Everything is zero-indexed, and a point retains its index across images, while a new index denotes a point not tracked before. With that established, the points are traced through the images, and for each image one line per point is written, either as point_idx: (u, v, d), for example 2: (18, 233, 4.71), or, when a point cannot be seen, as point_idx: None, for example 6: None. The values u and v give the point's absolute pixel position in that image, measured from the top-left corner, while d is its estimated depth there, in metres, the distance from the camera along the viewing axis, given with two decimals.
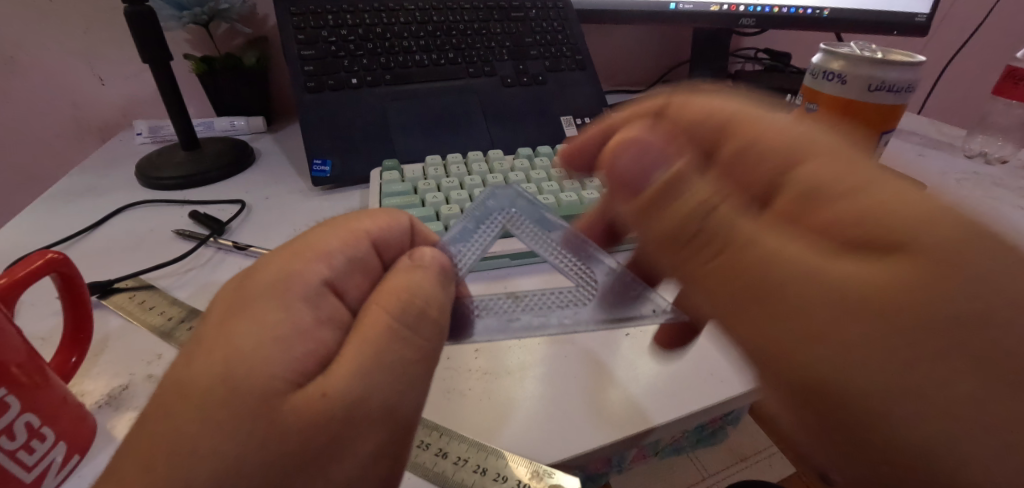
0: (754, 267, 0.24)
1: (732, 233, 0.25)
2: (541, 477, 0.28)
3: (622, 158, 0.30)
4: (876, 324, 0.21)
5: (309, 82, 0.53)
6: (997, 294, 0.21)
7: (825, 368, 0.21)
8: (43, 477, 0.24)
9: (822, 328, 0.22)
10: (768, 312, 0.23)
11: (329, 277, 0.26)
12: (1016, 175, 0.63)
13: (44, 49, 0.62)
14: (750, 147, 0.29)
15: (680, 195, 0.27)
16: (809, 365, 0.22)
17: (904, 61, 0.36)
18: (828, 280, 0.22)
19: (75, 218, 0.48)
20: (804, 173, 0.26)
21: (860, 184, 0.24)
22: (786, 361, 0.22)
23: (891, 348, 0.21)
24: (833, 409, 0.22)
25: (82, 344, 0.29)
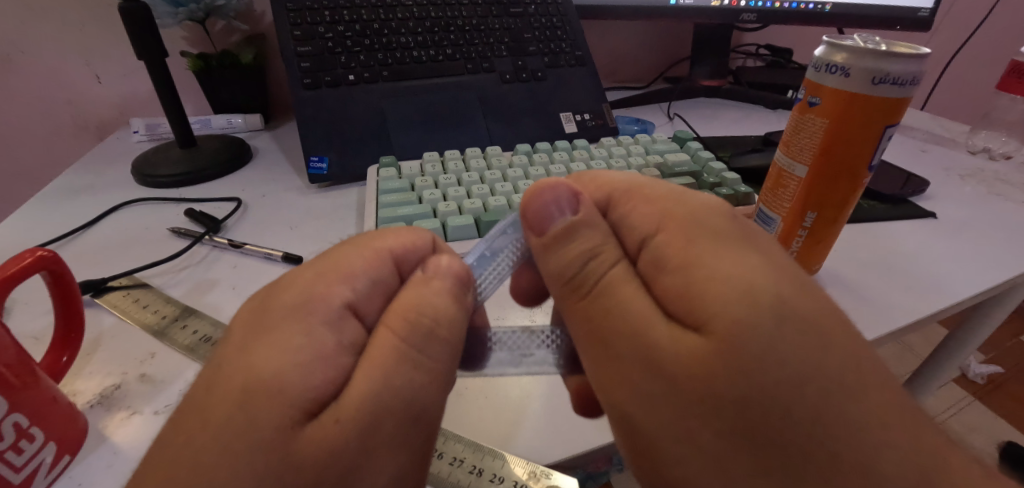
0: (586, 333, 0.24)
1: (576, 297, 0.24)
2: (539, 477, 0.27)
3: (533, 201, 0.25)
4: (662, 403, 0.21)
5: (305, 79, 0.53)
6: (799, 388, 0.19)
7: (628, 426, 0.23)
8: (32, 478, 0.24)
9: (623, 397, 0.22)
10: (595, 371, 0.24)
11: (351, 300, 0.25)
12: (1020, 171, 0.62)
13: (40, 46, 0.61)
14: (628, 213, 0.25)
15: (571, 244, 0.24)
16: (618, 418, 0.23)
17: (911, 51, 0.31)
18: (630, 357, 0.22)
19: (73, 215, 0.48)
20: (663, 242, 0.23)
21: (697, 258, 0.21)
22: (610, 410, 0.23)
23: (674, 426, 0.21)
24: (641, 455, 0.23)
25: (73, 343, 0.29)
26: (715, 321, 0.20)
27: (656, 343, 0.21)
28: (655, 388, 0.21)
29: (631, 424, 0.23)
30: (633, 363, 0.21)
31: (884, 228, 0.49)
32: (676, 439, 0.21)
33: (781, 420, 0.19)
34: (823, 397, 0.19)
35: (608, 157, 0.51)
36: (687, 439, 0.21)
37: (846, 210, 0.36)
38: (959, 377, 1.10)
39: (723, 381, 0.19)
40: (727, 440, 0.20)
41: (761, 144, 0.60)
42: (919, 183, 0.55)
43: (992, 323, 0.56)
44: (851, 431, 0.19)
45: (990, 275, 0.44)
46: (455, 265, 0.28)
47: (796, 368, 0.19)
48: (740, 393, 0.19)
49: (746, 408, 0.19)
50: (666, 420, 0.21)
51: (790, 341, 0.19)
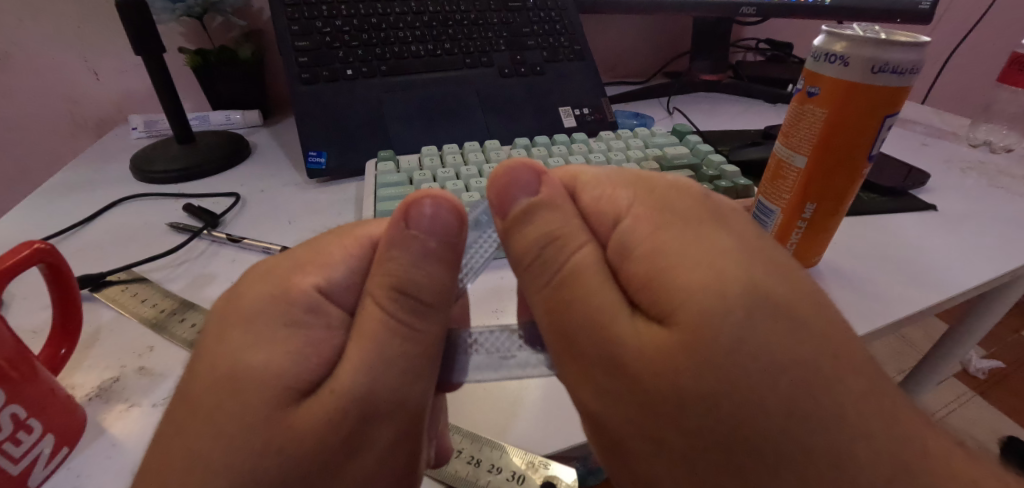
0: (549, 326, 0.23)
1: (536, 287, 0.23)
2: (536, 468, 0.29)
3: (501, 176, 0.24)
4: (628, 401, 0.20)
5: (303, 74, 0.52)
6: (767, 381, 0.19)
7: (596, 422, 0.22)
8: (31, 470, 0.24)
9: (591, 393, 0.22)
10: (562, 367, 0.23)
11: (325, 283, 0.24)
12: (1021, 164, 0.62)
13: (37, 43, 0.61)
14: (595, 201, 0.24)
15: (530, 226, 0.24)
16: (587, 414, 0.23)
17: (911, 39, 0.30)
18: (596, 355, 0.21)
19: (73, 211, 0.48)
20: (629, 226, 0.22)
21: (665, 244, 0.21)
22: (580, 405, 0.23)
23: (641, 424, 0.20)
24: (613, 451, 0.23)
25: (72, 335, 0.29)
26: (680, 315, 0.19)
27: (622, 338, 0.20)
28: (621, 386, 0.21)
29: (601, 422, 0.22)
30: (599, 361, 0.21)
31: (886, 220, 0.49)
32: (644, 433, 0.21)
33: (755, 405, 0.19)
34: (792, 386, 0.19)
35: (607, 150, 0.51)
36: (654, 435, 0.20)
37: (844, 201, 0.36)
38: (960, 372, 1.10)
39: (693, 365, 0.19)
40: (700, 427, 0.19)
41: (761, 137, 0.59)
42: (921, 176, 0.55)
43: (993, 318, 0.56)
44: (820, 413, 0.19)
45: (990, 266, 0.44)
46: (442, 205, 0.24)
47: (765, 347, 0.19)
48: (712, 379, 0.19)
49: (719, 394, 0.19)
50: (633, 417, 0.21)
51: (755, 332, 0.19)
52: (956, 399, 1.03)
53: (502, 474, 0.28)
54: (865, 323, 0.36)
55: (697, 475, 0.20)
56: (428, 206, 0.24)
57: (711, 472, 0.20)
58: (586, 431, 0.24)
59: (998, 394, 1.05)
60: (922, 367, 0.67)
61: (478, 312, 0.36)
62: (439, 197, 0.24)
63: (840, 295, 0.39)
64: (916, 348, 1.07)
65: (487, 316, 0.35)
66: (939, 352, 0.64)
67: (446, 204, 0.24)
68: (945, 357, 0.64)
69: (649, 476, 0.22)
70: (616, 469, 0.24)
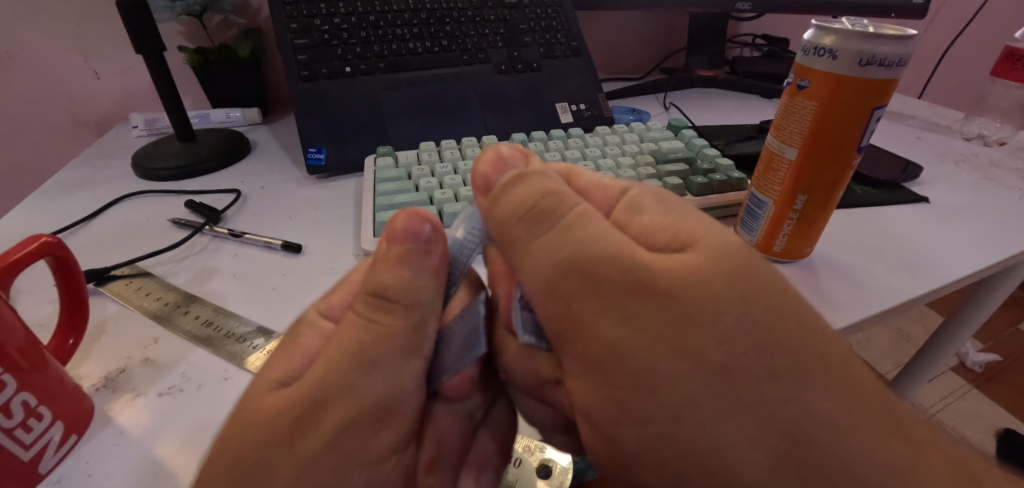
0: (544, 285, 0.22)
1: (526, 248, 0.23)
2: (534, 450, 0.33)
3: (481, 163, 0.25)
4: (659, 321, 0.20)
5: (303, 71, 0.53)
6: (787, 312, 0.20)
7: (615, 362, 0.20)
8: (41, 456, 0.24)
9: (612, 324, 0.21)
10: (564, 317, 0.22)
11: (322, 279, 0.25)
12: (1014, 157, 0.63)
13: (39, 43, 0.62)
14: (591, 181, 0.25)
15: (519, 187, 0.23)
16: (598, 360, 0.21)
17: (899, 32, 0.31)
18: (620, 282, 0.21)
19: (76, 208, 0.49)
20: (638, 197, 0.24)
21: (678, 219, 0.23)
22: (585, 356, 0.21)
23: (676, 346, 0.20)
24: (627, 403, 0.21)
25: (79, 327, 0.30)
26: (697, 242, 0.22)
27: (646, 265, 0.21)
28: (651, 306, 0.20)
29: (616, 359, 0.20)
30: (622, 285, 0.20)
31: (880, 212, 0.50)
32: (673, 363, 0.20)
33: (778, 329, 0.20)
34: (804, 322, 0.21)
35: (603, 145, 0.51)
36: (689, 358, 0.20)
37: (839, 188, 0.37)
38: (957, 365, 1.11)
39: (719, 287, 0.20)
40: (732, 348, 0.19)
41: (757, 131, 0.60)
42: (915, 169, 0.55)
43: (988, 311, 0.57)
44: (831, 353, 0.20)
45: (982, 257, 0.44)
46: (417, 221, 0.24)
47: (775, 285, 0.21)
48: (740, 298, 0.20)
49: (748, 311, 0.20)
50: (661, 336, 0.20)
51: (765, 267, 0.21)
52: (953, 393, 1.04)
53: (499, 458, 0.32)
54: (856, 312, 0.37)
55: (730, 396, 0.19)
56: (403, 221, 0.24)
57: (745, 385, 0.19)
58: (582, 398, 0.22)
59: (994, 387, 1.06)
60: (914, 361, 0.68)
61: None
62: (424, 218, 0.25)
63: (831, 284, 0.40)
64: (913, 342, 1.08)
65: None
66: (931, 346, 0.65)
67: (428, 225, 0.24)
68: (937, 353, 0.64)
69: (675, 419, 0.20)
70: (621, 435, 0.21)
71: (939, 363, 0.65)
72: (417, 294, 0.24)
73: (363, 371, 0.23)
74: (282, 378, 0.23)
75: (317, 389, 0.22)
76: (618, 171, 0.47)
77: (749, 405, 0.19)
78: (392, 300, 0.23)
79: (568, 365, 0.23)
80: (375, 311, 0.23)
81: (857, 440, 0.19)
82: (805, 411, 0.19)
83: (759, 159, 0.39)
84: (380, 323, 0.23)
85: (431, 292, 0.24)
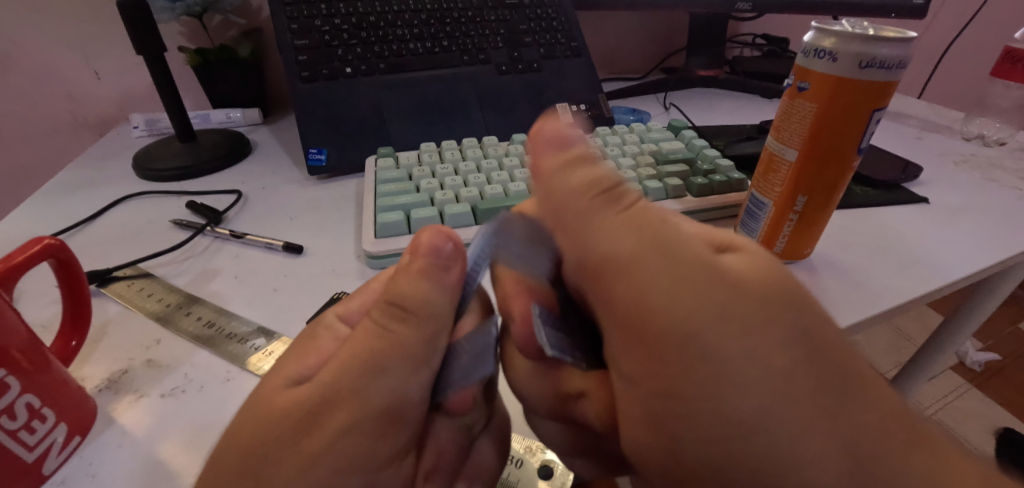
0: (608, 269, 0.20)
1: (588, 229, 0.21)
2: (534, 452, 0.31)
3: (544, 129, 0.22)
4: (735, 315, 0.18)
5: (303, 72, 0.53)
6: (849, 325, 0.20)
7: (687, 358, 0.18)
8: (45, 457, 0.25)
9: (688, 316, 0.18)
10: (630, 304, 0.19)
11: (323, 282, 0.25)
12: (1013, 157, 0.63)
13: (40, 44, 0.62)
14: None
15: (585, 169, 0.22)
16: (663, 358, 0.19)
17: (898, 35, 0.31)
18: (691, 270, 0.19)
19: (77, 209, 0.49)
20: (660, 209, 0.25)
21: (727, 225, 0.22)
22: (648, 350, 0.19)
23: (755, 345, 0.18)
24: (693, 409, 0.18)
25: (82, 329, 0.30)
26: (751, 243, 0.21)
27: (713, 258, 0.19)
28: (726, 299, 0.18)
29: (687, 354, 0.18)
30: (696, 272, 0.19)
31: (879, 213, 0.50)
32: (750, 364, 0.18)
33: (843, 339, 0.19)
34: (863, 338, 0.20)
35: (603, 146, 0.51)
36: (768, 362, 0.18)
37: (837, 194, 0.37)
38: (957, 365, 1.11)
39: (790, 289, 0.19)
40: (807, 353, 0.18)
41: (756, 131, 0.60)
42: (915, 170, 0.55)
43: (987, 311, 0.57)
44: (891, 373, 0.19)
45: (982, 257, 0.44)
46: (442, 239, 0.25)
47: None
48: (810, 302, 0.19)
49: (817, 317, 0.19)
50: (740, 331, 0.18)
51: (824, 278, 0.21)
52: (952, 392, 1.04)
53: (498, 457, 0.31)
54: (856, 313, 0.37)
55: (806, 405, 0.17)
56: (427, 239, 0.25)
57: (819, 394, 0.18)
58: (634, 400, 0.20)
59: (993, 386, 1.06)
60: (914, 361, 0.68)
61: None
62: (448, 236, 0.25)
63: (831, 286, 0.40)
64: (912, 341, 1.08)
65: None
66: (931, 346, 0.65)
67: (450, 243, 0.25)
68: (937, 353, 0.65)
69: (747, 428, 0.18)
70: (681, 442, 0.19)
71: (939, 363, 0.65)
72: (419, 295, 0.24)
73: (374, 377, 0.23)
74: (297, 375, 0.23)
75: (329, 387, 0.22)
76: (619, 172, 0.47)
77: (823, 415, 0.17)
78: (407, 309, 0.23)
79: (621, 360, 0.20)
80: (390, 319, 0.24)
81: (920, 467, 0.18)
82: (875, 430, 0.18)
83: (762, 154, 0.39)
84: (394, 331, 0.23)
85: (448, 305, 0.24)
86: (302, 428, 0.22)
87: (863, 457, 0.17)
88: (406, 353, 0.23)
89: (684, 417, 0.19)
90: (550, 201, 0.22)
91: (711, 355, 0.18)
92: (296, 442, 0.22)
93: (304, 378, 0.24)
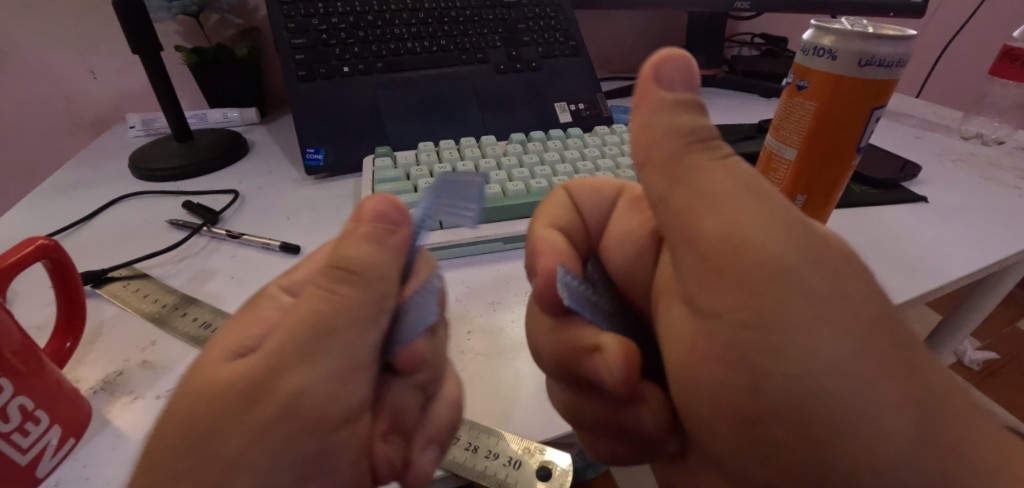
0: (701, 206, 0.21)
1: (687, 174, 0.22)
2: (533, 453, 0.29)
3: (666, 63, 0.23)
4: (818, 257, 0.19)
5: (300, 71, 0.53)
6: None
7: (779, 289, 0.19)
8: (38, 460, 0.24)
9: (780, 254, 0.19)
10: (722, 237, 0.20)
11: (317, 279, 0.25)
12: (1012, 156, 0.63)
13: (36, 43, 0.62)
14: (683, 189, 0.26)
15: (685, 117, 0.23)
16: (754, 290, 0.19)
17: (897, 33, 0.31)
18: (777, 217, 0.20)
19: (73, 209, 0.48)
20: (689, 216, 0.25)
21: None
22: (736, 281, 0.20)
23: (838, 285, 0.19)
24: (783, 342, 0.19)
25: (76, 330, 0.29)
26: None
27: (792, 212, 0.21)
28: (808, 244, 0.20)
29: (779, 288, 0.19)
30: (782, 218, 0.20)
31: (878, 212, 0.50)
32: (835, 302, 0.19)
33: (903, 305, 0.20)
34: None
35: (602, 145, 0.51)
36: (851, 303, 0.19)
37: (836, 191, 0.37)
38: (955, 364, 1.11)
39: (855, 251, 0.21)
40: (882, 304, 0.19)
41: (755, 131, 0.60)
42: (914, 169, 0.55)
43: (986, 310, 0.57)
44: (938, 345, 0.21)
45: (981, 256, 0.44)
46: (387, 205, 0.25)
47: None
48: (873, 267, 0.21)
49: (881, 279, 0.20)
50: (827, 273, 0.19)
51: None
52: None
53: (498, 459, 0.28)
54: None
55: (882, 345, 0.18)
56: (372, 206, 0.25)
57: (896, 342, 0.19)
58: (717, 326, 0.21)
59: (991, 385, 1.06)
60: None
61: (472, 302, 0.37)
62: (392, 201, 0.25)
63: None
64: None
65: (484, 309, 0.37)
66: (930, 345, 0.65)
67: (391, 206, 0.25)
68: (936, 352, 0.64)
69: (834, 359, 0.18)
70: (759, 372, 0.19)
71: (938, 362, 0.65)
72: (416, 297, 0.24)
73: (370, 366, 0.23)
74: (242, 346, 0.23)
75: (275, 356, 0.21)
76: (618, 171, 0.47)
77: (898, 361, 0.18)
78: (353, 271, 0.23)
79: (704, 292, 0.21)
80: (335, 282, 0.23)
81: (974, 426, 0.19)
82: (937, 383, 0.19)
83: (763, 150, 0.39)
84: (342, 293, 0.23)
85: (394, 268, 0.24)
86: (251, 396, 0.21)
87: (931, 402, 0.18)
88: (355, 313, 0.23)
89: (774, 350, 0.19)
90: (647, 148, 0.24)
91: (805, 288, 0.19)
92: (241, 412, 0.20)
93: (252, 349, 0.23)
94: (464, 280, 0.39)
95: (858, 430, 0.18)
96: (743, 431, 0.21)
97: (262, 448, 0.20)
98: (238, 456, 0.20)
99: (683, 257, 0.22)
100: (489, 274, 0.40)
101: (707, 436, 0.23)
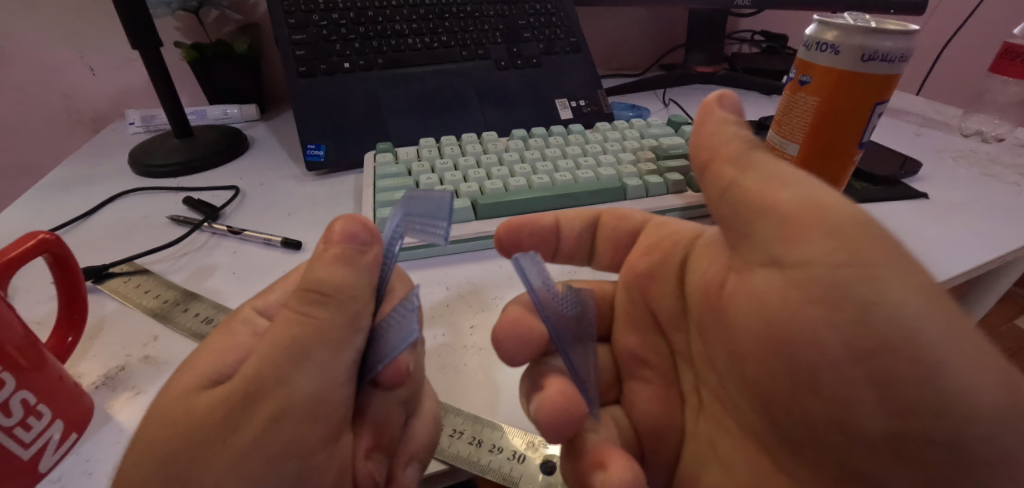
0: (776, 183, 0.22)
1: (753, 163, 0.23)
2: (536, 447, 0.29)
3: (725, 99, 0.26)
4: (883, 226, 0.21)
5: (301, 67, 0.53)
6: None
7: (869, 237, 0.20)
8: (41, 455, 0.24)
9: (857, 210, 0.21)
10: (807, 203, 0.21)
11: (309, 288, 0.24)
12: (1012, 153, 0.63)
13: (34, 39, 0.61)
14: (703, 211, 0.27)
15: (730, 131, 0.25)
16: (851, 240, 0.20)
17: (899, 28, 0.31)
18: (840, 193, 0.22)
19: (72, 205, 0.48)
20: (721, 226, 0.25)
21: None
22: (834, 231, 0.20)
23: (903, 248, 0.21)
24: (885, 283, 0.20)
25: (79, 325, 0.29)
26: None
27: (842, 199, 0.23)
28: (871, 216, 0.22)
29: (869, 239, 0.20)
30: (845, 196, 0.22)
31: (880, 208, 0.50)
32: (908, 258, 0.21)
33: None
34: None
35: (603, 141, 0.51)
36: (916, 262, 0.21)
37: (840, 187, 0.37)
38: None
39: None
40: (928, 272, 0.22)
41: (756, 127, 0.60)
42: (914, 166, 0.55)
43: (986, 307, 0.57)
44: None
45: (981, 253, 0.44)
46: (355, 225, 0.25)
47: None
48: None
49: None
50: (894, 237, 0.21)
51: None
52: None
53: (503, 453, 0.28)
54: None
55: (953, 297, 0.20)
56: (341, 226, 0.25)
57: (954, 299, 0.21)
58: (816, 283, 0.21)
59: None
60: None
61: (476, 297, 0.37)
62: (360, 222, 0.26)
63: None
64: None
65: (488, 304, 0.37)
66: None
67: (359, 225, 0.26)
68: None
69: (926, 298, 0.20)
70: (871, 312, 0.20)
71: None
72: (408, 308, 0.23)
73: None
74: (218, 375, 0.23)
75: (257, 363, 0.22)
76: (619, 167, 0.47)
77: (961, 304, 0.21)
78: (326, 293, 0.23)
79: (794, 255, 0.21)
80: (307, 305, 0.23)
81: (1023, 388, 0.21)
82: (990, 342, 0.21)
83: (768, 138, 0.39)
84: (314, 316, 0.23)
85: (366, 287, 0.25)
86: (230, 420, 0.21)
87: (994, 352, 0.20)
88: (329, 335, 0.23)
89: (873, 293, 0.20)
90: (710, 144, 0.24)
91: (885, 242, 0.20)
92: (220, 437, 0.21)
93: (227, 377, 0.23)
94: (466, 274, 0.39)
95: (962, 357, 0.19)
96: (848, 383, 0.20)
97: (241, 473, 0.21)
98: (219, 481, 0.20)
99: (756, 232, 0.22)
100: (492, 269, 0.40)
101: (790, 406, 0.22)
